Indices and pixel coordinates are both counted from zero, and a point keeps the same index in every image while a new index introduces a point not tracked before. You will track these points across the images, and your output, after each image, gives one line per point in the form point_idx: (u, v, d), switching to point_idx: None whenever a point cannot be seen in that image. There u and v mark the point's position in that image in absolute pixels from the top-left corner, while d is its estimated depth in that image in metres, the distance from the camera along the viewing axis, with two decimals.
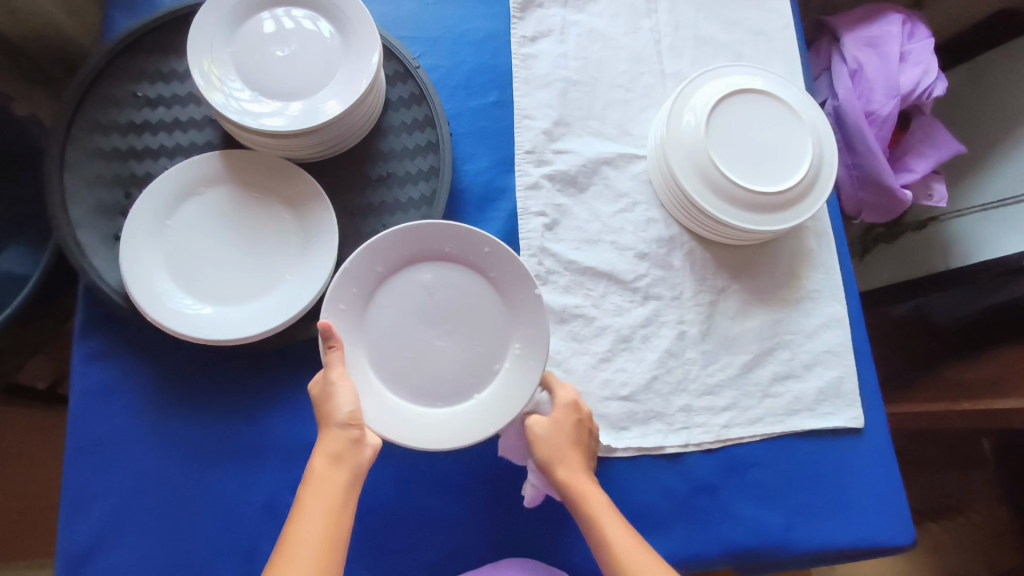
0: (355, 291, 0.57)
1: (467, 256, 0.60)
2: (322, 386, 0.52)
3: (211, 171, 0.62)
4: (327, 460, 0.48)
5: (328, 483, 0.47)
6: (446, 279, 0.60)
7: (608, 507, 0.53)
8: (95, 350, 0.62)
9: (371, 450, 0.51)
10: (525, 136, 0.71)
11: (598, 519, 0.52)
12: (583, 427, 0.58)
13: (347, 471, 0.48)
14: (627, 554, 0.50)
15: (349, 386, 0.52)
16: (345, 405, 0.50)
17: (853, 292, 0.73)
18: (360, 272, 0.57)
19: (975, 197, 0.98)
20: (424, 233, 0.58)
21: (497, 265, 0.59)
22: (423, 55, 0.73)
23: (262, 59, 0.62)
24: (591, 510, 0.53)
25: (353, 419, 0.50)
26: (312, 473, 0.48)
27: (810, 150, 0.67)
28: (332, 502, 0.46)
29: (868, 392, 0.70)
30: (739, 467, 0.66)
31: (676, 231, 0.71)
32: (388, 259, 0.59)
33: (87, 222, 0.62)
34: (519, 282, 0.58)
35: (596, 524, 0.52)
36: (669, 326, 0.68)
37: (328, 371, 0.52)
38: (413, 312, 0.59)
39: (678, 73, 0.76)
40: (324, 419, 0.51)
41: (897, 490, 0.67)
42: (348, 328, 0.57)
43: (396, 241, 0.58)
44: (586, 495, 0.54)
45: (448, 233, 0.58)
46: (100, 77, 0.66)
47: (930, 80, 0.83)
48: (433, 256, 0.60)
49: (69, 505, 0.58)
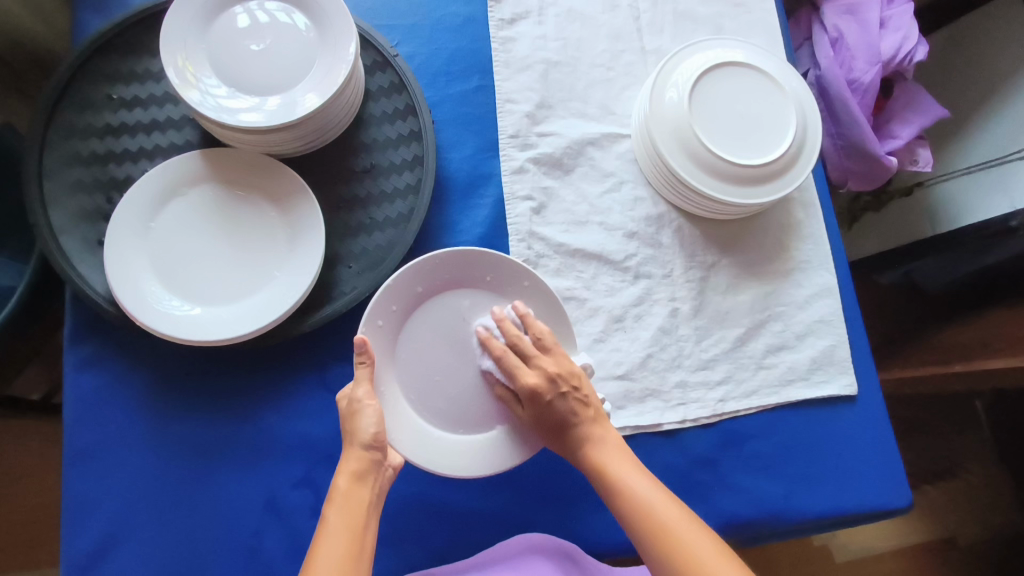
0: (393, 309, 0.59)
1: (504, 285, 0.61)
2: (349, 403, 0.52)
3: (194, 171, 0.62)
4: (350, 480, 0.49)
5: (352, 502, 0.48)
6: (481, 307, 0.61)
7: (618, 456, 0.53)
8: (87, 357, 0.61)
9: (391, 471, 0.53)
10: (508, 120, 0.70)
11: (604, 465, 0.53)
12: (556, 400, 0.54)
13: (369, 491, 0.49)
14: (638, 493, 0.51)
15: (376, 406, 0.52)
16: (370, 428, 0.50)
17: (843, 261, 0.74)
18: (400, 290, 0.59)
19: (959, 161, 0.99)
20: (465, 259, 0.60)
21: (533, 299, 0.61)
22: (401, 43, 0.72)
23: (236, 55, 0.61)
24: (601, 467, 0.53)
25: (377, 442, 0.51)
26: (335, 493, 0.48)
27: (795, 121, 0.67)
28: (355, 522, 0.47)
29: (861, 359, 0.71)
30: (737, 439, 0.66)
31: (664, 209, 0.71)
32: (428, 280, 0.60)
33: (69, 228, 0.61)
34: (551, 318, 0.60)
35: (603, 471, 0.53)
36: (662, 304, 0.68)
37: (355, 389, 0.52)
38: (446, 337, 0.60)
39: (659, 49, 0.75)
40: (347, 437, 0.51)
41: (892, 454, 0.68)
42: (383, 345, 0.58)
43: (439, 263, 0.60)
44: (592, 453, 0.54)
45: (488, 262, 0.60)
46: (74, 80, 0.64)
47: (910, 46, 0.83)
48: (471, 280, 0.61)
49: (71, 512, 0.58)
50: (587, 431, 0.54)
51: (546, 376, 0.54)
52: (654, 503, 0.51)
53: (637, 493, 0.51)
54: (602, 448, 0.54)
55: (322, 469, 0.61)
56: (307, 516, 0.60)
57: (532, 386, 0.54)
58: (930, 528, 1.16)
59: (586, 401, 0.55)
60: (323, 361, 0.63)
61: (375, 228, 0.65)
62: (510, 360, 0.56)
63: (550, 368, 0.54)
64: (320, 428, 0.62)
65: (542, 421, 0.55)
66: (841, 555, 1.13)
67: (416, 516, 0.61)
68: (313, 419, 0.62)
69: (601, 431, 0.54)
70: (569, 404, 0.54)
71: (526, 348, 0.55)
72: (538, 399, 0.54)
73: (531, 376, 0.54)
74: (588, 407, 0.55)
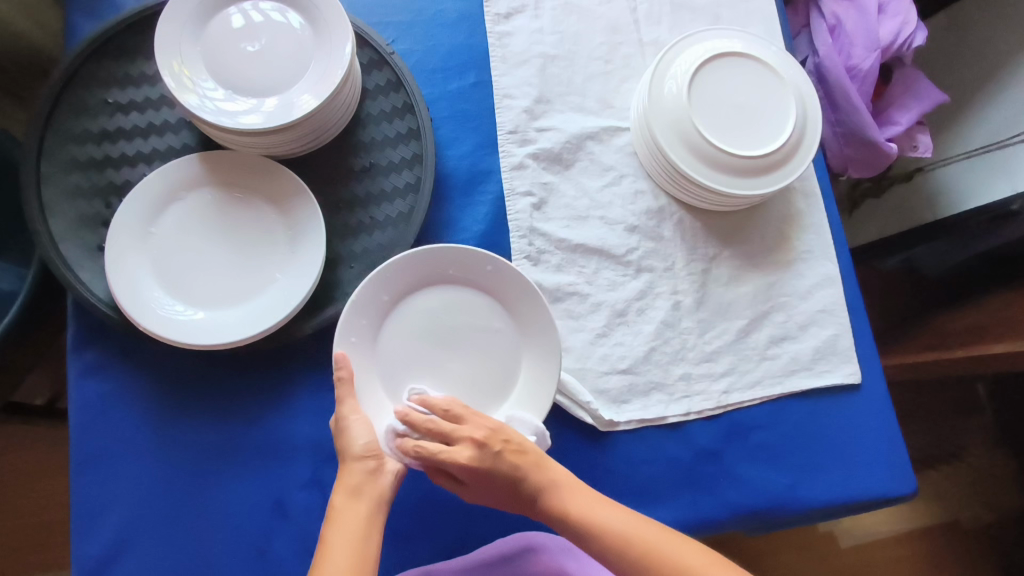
0: (364, 322, 0.59)
1: (469, 276, 0.61)
2: (337, 420, 0.53)
3: (191, 174, 0.62)
4: (346, 496, 0.49)
5: (347, 516, 0.48)
6: (452, 300, 0.61)
7: (573, 493, 0.52)
8: (90, 364, 0.61)
9: (392, 475, 0.51)
10: (506, 116, 0.70)
11: (565, 508, 0.51)
12: (496, 463, 0.50)
13: (368, 503, 0.49)
14: (614, 527, 0.51)
15: (362, 419, 0.52)
16: (361, 439, 0.51)
17: (845, 250, 0.73)
18: (368, 301, 0.58)
19: (958, 146, 0.99)
20: (423, 259, 0.60)
21: (501, 283, 0.61)
22: (397, 40, 0.71)
23: (231, 57, 0.60)
24: (563, 510, 0.51)
25: (371, 451, 0.51)
26: (334, 509, 0.49)
27: (793, 111, 0.66)
28: (355, 536, 0.48)
29: (864, 347, 0.71)
30: (741, 431, 0.66)
31: (665, 202, 0.71)
32: (393, 288, 0.60)
33: (69, 235, 0.61)
34: (522, 293, 0.60)
35: (565, 515, 0.51)
36: (664, 297, 0.68)
37: (340, 406, 0.53)
38: (421, 336, 0.61)
39: (656, 40, 0.75)
40: (342, 454, 0.52)
41: (897, 441, 0.68)
42: (363, 359, 0.58)
43: (400, 267, 0.59)
44: (551, 501, 0.51)
45: (447, 256, 0.60)
46: (68, 86, 0.64)
47: (909, 31, 0.82)
48: (435, 280, 0.61)
49: (80, 519, 0.58)
50: (536, 482, 0.51)
51: (474, 446, 0.50)
52: (635, 530, 0.51)
53: (611, 526, 0.51)
54: (557, 494, 0.52)
55: (328, 469, 0.61)
56: (315, 518, 0.60)
57: (468, 463, 0.50)
58: (934, 512, 1.17)
59: (521, 449, 0.52)
60: (327, 362, 0.63)
61: (375, 228, 0.65)
62: (431, 444, 0.51)
63: (475, 436, 0.51)
64: (324, 429, 0.62)
65: (492, 484, 0.51)
66: (847, 540, 1.14)
67: (424, 514, 0.62)
68: (318, 420, 0.62)
69: (550, 474, 0.52)
70: (508, 459, 0.51)
71: (445, 426, 0.51)
72: (478, 471, 0.50)
73: (460, 455, 0.50)
74: (526, 452, 0.52)
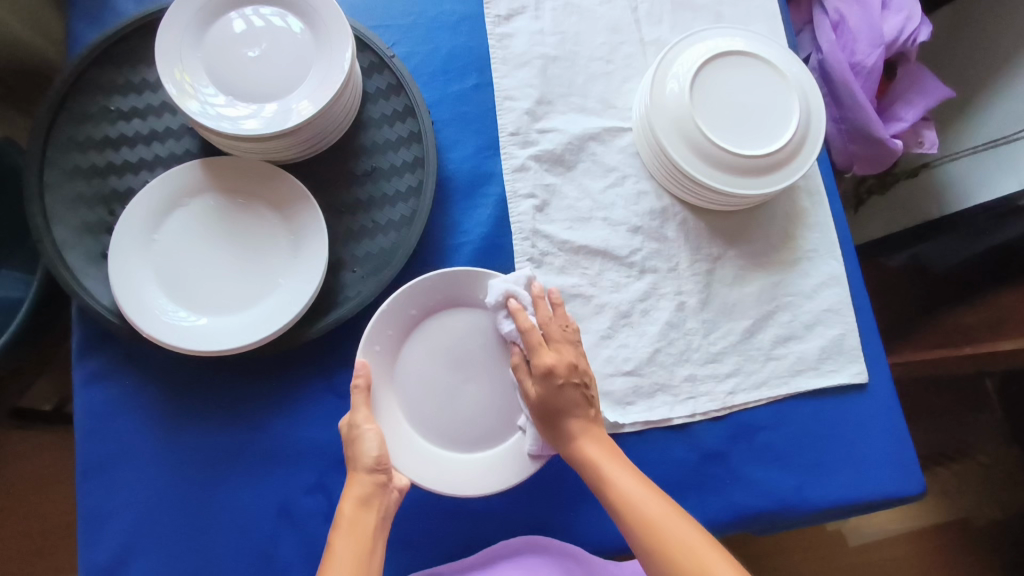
0: (389, 333, 0.59)
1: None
2: (349, 429, 0.53)
3: (193, 181, 0.62)
4: (355, 505, 0.49)
5: (358, 527, 0.48)
6: (476, 325, 0.61)
7: (609, 455, 0.54)
8: (95, 371, 0.61)
9: (397, 492, 0.52)
10: (507, 118, 0.70)
11: (598, 463, 0.53)
12: (569, 385, 0.54)
13: (375, 515, 0.49)
14: (630, 494, 0.51)
15: (376, 429, 0.52)
16: (373, 451, 0.51)
17: (850, 248, 0.73)
18: (394, 313, 0.59)
19: (965, 141, 0.98)
20: (454, 280, 0.61)
21: None
22: (397, 44, 0.71)
23: (232, 62, 0.60)
24: (597, 463, 0.53)
25: (381, 464, 0.51)
26: (342, 518, 0.49)
27: (798, 108, 0.66)
28: (362, 547, 0.48)
29: (871, 345, 0.70)
30: (748, 432, 0.66)
31: (668, 202, 0.70)
32: (422, 302, 0.61)
33: (73, 243, 0.61)
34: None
35: (597, 468, 0.53)
36: (668, 298, 0.68)
37: (354, 414, 0.53)
38: (442, 358, 0.61)
39: (658, 40, 0.74)
40: (351, 462, 0.51)
41: (905, 440, 0.67)
42: (381, 369, 0.59)
43: (431, 283, 0.60)
44: (585, 450, 0.54)
45: (480, 281, 0.61)
46: (70, 93, 0.64)
47: (913, 26, 0.82)
48: (464, 302, 0.62)
49: (86, 525, 0.59)
50: (580, 424, 0.54)
51: (566, 362, 0.55)
52: (639, 501, 0.50)
53: (623, 493, 0.51)
54: (593, 444, 0.54)
55: (333, 474, 0.61)
56: (320, 522, 0.60)
57: (550, 367, 0.54)
58: (942, 509, 1.16)
59: (590, 402, 0.55)
60: (331, 367, 0.63)
61: (378, 232, 0.64)
62: (535, 337, 0.55)
63: (570, 357, 0.55)
64: (329, 434, 0.62)
65: (548, 404, 0.54)
66: (856, 539, 1.13)
67: (428, 518, 0.62)
68: (322, 425, 0.62)
69: (595, 430, 0.55)
70: (573, 394, 0.54)
71: (553, 332, 0.56)
72: (551, 379, 0.54)
73: (550, 357, 0.54)
74: (591, 406, 0.55)
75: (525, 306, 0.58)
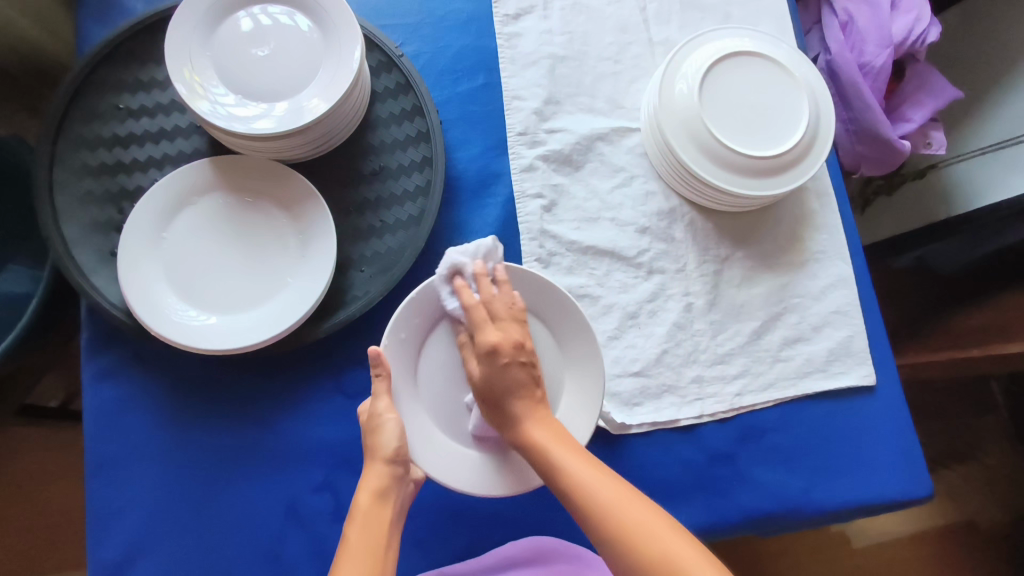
0: (417, 321, 0.59)
1: (530, 301, 0.61)
2: (371, 417, 0.53)
3: (203, 180, 0.62)
4: (372, 498, 0.49)
5: (374, 520, 0.49)
6: None
7: (557, 437, 0.51)
8: (104, 368, 0.62)
9: (413, 485, 0.54)
10: (515, 117, 0.70)
11: (545, 447, 0.50)
12: (514, 364, 0.52)
13: (390, 510, 0.50)
14: (579, 476, 0.48)
15: (396, 420, 0.53)
16: (392, 443, 0.51)
17: (859, 250, 0.73)
18: (425, 302, 0.59)
19: (972, 142, 0.97)
20: None
21: (556, 313, 0.60)
22: (405, 43, 0.71)
23: (241, 62, 0.60)
24: (542, 447, 0.50)
25: (399, 456, 0.52)
26: (358, 509, 0.49)
27: (807, 109, 0.66)
28: (379, 540, 0.48)
29: (879, 347, 0.70)
30: (755, 433, 0.66)
31: (676, 203, 0.70)
32: None
33: (82, 241, 0.61)
34: (575, 330, 0.60)
35: (544, 453, 0.50)
36: (676, 299, 0.68)
37: (375, 402, 0.53)
38: None
39: (666, 40, 0.74)
40: (369, 452, 0.52)
41: (913, 442, 0.67)
42: (407, 358, 0.58)
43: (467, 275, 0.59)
44: (531, 434, 0.51)
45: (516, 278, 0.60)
46: (79, 92, 0.64)
47: (923, 27, 0.81)
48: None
49: (94, 521, 0.59)
50: (523, 406, 0.52)
51: (508, 339, 0.53)
52: (589, 482, 0.48)
53: (575, 475, 0.48)
54: (537, 426, 0.51)
55: (341, 473, 0.61)
56: (328, 521, 0.61)
57: (490, 344, 0.52)
58: (949, 511, 1.16)
59: (535, 381, 0.53)
60: (340, 367, 0.63)
61: (386, 231, 0.65)
62: (478, 315, 0.54)
63: (513, 335, 0.53)
64: (337, 432, 0.62)
65: (489, 384, 0.53)
66: (860, 541, 1.13)
67: (435, 518, 0.62)
68: (330, 424, 0.62)
69: (540, 411, 0.52)
70: (515, 374, 0.52)
71: (496, 309, 0.54)
72: (493, 358, 0.52)
73: (492, 335, 0.53)
74: (537, 386, 0.53)
75: (468, 283, 0.57)
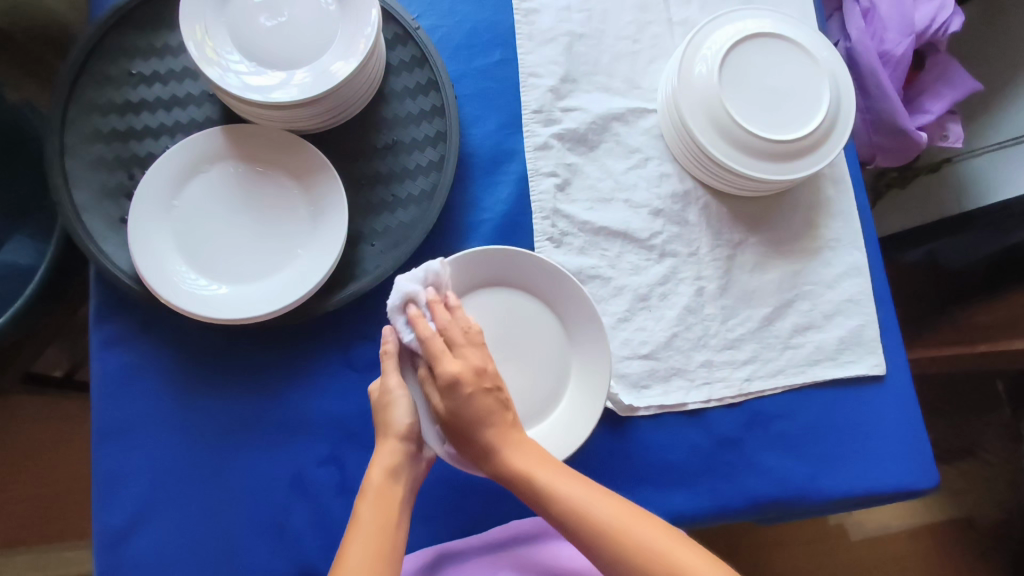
0: None
1: (541, 288, 0.60)
2: (381, 394, 0.52)
3: (216, 147, 0.61)
4: (384, 476, 0.49)
5: (383, 499, 0.48)
6: (519, 308, 0.60)
7: (542, 462, 0.49)
8: (112, 335, 0.61)
9: (424, 463, 0.53)
10: (531, 95, 0.69)
11: (529, 474, 0.48)
12: (479, 392, 0.48)
13: (401, 488, 0.50)
14: (573, 501, 0.47)
15: (408, 397, 0.52)
16: (405, 419, 0.51)
17: (874, 238, 0.72)
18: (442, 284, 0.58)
19: (988, 135, 0.97)
20: (506, 258, 0.59)
21: (566, 301, 0.60)
22: (422, 16, 0.70)
23: (254, 30, 0.59)
24: (526, 473, 0.48)
25: (411, 434, 0.51)
26: (368, 488, 0.49)
27: (827, 95, 0.65)
28: (388, 520, 0.48)
29: (890, 337, 0.69)
30: (763, 419, 0.66)
31: (690, 186, 0.69)
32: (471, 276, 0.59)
33: (92, 206, 0.61)
34: (583, 322, 0.60)
35: (530, 481, 0.48)
36: (687, 283, 0.67)
37: (386, 378, 0.52)
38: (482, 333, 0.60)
39: (686, 20, 0.73)
40: (382, 427, 0.51)
41: (920, 433, 0.67)
42: None
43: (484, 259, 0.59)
44: (510, 461, 0.49)
45: (530, 266, 0.59)
46: (91, 56, 0.64)
47: (945, 16, 0.80)
48: (524, 285, 0.61)
49: (101, 487, 0.59)
50: (495, 435, 0.49)
51: (471, 367, 0.48)
52: (589, 507, 0.47)
53: (571, 501, 0.47)
54: (516, 452, 0.49)
55: (347, 447, 0.61)
56: (334, 494, 0.61)
57: (454, 377, 0.48)
58: (946, 507, 1.17)
59: (506, 405, 0.50)
60: (349, 341, 0.63)
61: (398, 206, 0.64)
62: (437, 345, 0.49)
63: (475, 361, 0.49)
64: (344, 406, 0.62)
65: (456, 422, 0.49)
66: (858, 533, 1.13)
67: (440, 494, 0.62)
68: (338, 397, 0.62)
69: (514, 435, 0.50)
70: (484, 405, 0.48)
71: (455, 336, 0.49)
72: (456, 391, 0.48)
73: (454, 366, 0.48)
74: (506, 411, 0.50)
75: (423, 312, 0.51)
